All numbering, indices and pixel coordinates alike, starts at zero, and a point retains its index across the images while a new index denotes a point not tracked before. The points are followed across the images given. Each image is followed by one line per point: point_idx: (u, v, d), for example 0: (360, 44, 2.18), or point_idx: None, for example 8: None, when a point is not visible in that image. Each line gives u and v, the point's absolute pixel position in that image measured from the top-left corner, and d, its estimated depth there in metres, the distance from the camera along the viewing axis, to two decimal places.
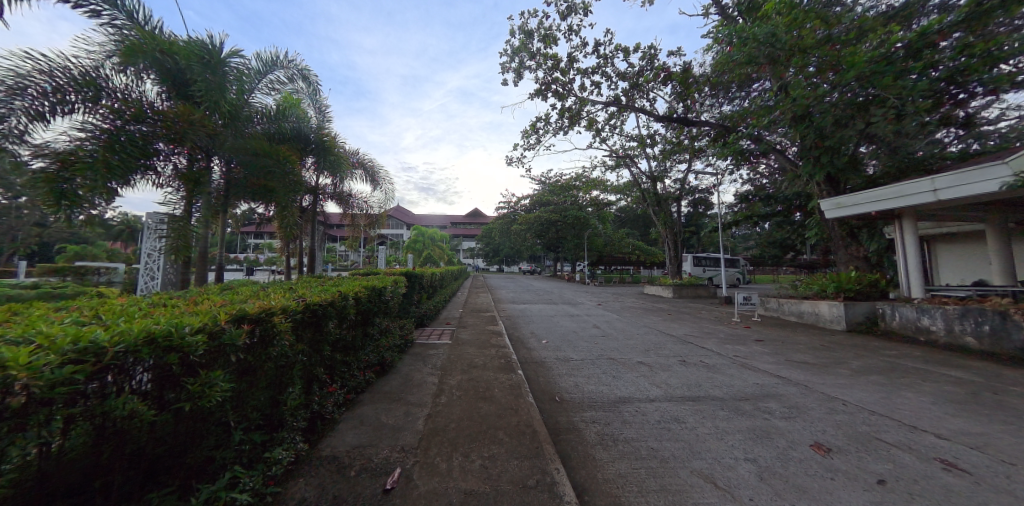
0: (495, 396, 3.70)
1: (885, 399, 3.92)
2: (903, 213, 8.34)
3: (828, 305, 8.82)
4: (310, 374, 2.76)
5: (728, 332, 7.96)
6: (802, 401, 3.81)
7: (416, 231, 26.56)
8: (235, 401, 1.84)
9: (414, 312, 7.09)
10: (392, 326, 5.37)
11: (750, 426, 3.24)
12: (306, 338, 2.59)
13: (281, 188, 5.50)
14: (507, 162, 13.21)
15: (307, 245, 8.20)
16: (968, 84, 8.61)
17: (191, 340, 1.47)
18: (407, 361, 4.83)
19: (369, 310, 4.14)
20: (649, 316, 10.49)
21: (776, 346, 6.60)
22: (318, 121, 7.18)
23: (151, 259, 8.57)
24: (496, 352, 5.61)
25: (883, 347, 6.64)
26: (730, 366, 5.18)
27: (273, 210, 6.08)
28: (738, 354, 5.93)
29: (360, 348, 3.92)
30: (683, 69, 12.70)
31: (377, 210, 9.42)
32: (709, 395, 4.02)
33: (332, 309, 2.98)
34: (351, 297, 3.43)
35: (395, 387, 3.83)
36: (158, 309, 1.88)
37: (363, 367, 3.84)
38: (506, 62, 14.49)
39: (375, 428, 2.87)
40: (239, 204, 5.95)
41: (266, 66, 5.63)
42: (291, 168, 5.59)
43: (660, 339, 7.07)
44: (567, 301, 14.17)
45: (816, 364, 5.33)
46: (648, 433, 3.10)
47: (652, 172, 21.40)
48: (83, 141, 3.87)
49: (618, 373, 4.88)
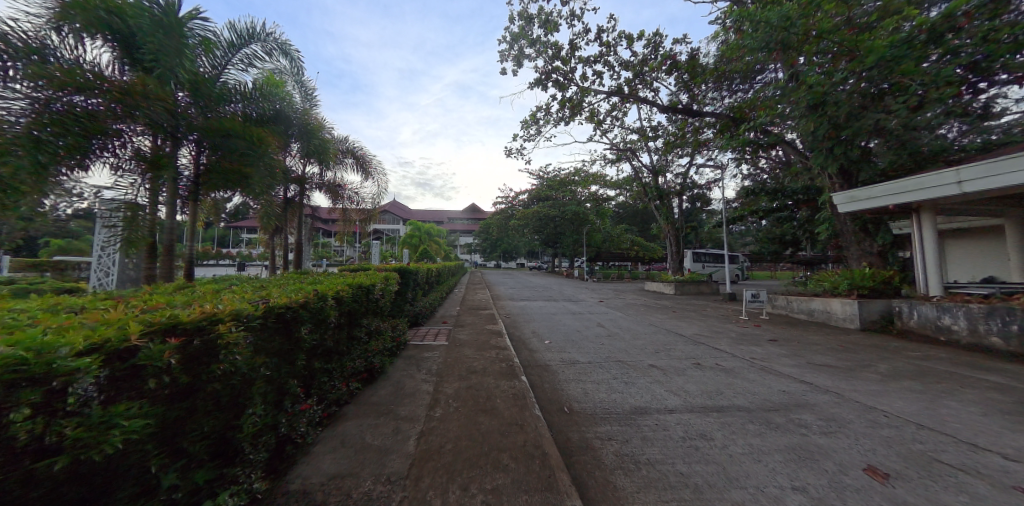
0: (498, 408, 3.28)
1: (929, 409, 3.54)
2: (921, 206, 7.97)
3: (841, 303, 8.48)
4: (281, 390, 2.31)
5: (738, 330, 7.62)
6: (838, 413, 3.42)
7: (412, 226, 26.05)
8: (163, 439, 1.39)
9: (407, 311, 6.67)
10: (384, 327, 4.93)
11: (788, 444, 2.84)
12: (273, 345, 2.14)
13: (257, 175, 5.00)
14: (507, 153, 12.76)
15: (293, 240, 7.68)
16: (990, 72, 8.23)
17: (75, 366, 1.01)
18: (398, 366, 4.40)
19: (354, 310, 3.70)
20: (653, 313, 10.13)
21: (792, 346, 6.23)
22: (302, 105, 6.67)
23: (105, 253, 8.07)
24: (497, 354, 5.20)
25: (904, 347, 6.29)
26: (749, 370, 4.80)
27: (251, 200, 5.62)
28: (755, 356, 5.55)
29: (344, 354, 3.48)
30: (689, 58, 12.27)
31: (370, 203, 8.89)
32: (734, 405, 3.62)
33: (306, 311, 2.51)
34: (331, 297, 2.97)
35: (384, 398, 3.41)
36: (57, 316, 1.42)
37: (347, 376, 3.40)
38: (505, 51, 14.01)
39: (358, 452, 2.44)
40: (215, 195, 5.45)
41: (241, 39, 5.09)
42: (268, 152, 5.09)
43: (669, 339, 6.68)
44: (568, 298, 13.80)
45: (840, 368, 4.96)
46: (674, 454, 2.69)
47: (654, 165, 21.01)
48: (14, 113, 3.35)
49: (629, 379, 4.48)
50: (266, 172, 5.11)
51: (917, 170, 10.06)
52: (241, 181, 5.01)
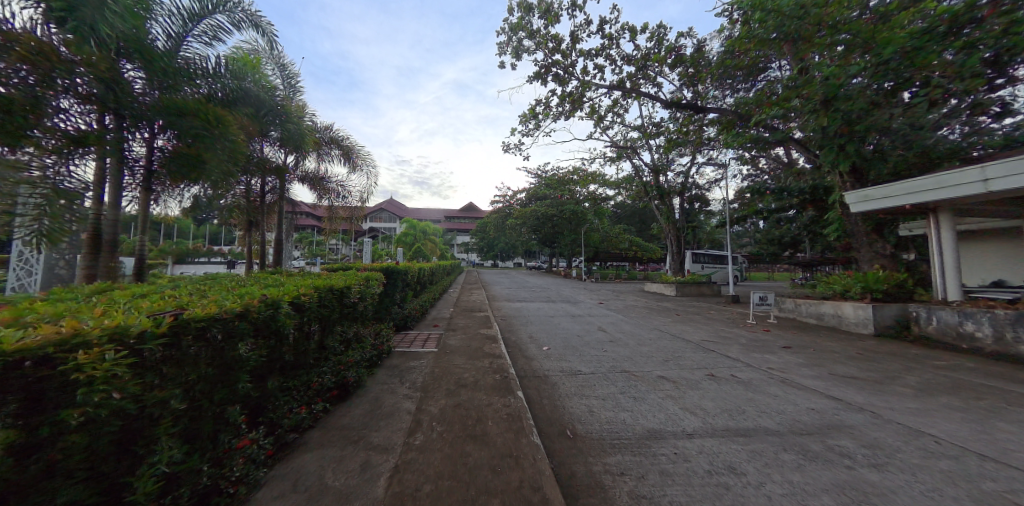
0: (489, 434, 2.79)
1: (982, 432, 3.09)
2: (939, 206, 7.58)
3: (853, 307, 8.08)
4: (209, 424, 1.81)
5: (747, 336, 7.20)
6: (881, 437, 2.96)
7: (407, 224, 25.50)
8: None
9: (394, 314, 6.17)
10: (364, 333, 4.43)
11: (833, 481, 2.38)
12: (193, 369, 1.64)
13: (216, 164, 4.45)
14: (505, 149, 12.29)
15: (273, 237, 7.14)
16: (1011, 66, 7.85)
17: None
18: (379, 379, 3.92)
19: (321, 316, 3.19)
20: (656, 316, 9.69)
21: (809, 354, 5.81)
22: (280, 90, 6.14)
23: (25, 253, 7.25)
24: (490, 364, 4.72)
25: (927, 356, 5.88)
26: (769, 383, 4.34)
27: (209, 191, 5.10)
28: (771, 365, 5.11)
29: (309, 369, 2.98)
30: (693, 51, 11.87)
31: (359, 198, 8.37)
32: (761, 428, 3.16)
33: (248, 322, 2.01)
34: (288, 303, 2.47)
35: (356, 420, 2.91)
36: None
37: (313, 394, 2.91)
38: (503, 43, 13.55)
39: (311, 498, 1.94)
40: (173, 191, 4.97)
41: (203, 9, 4.55)
42: (231, 138, 4.54)
43: (676, 346, 6.23)
44: (566, 299, 13.36)
45: (867, 380, 4.52)
46: (699, 495, 2.21)
47: (654, 164, 20.64)
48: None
49: (638, 393, 4.02)
50: (227, 161, 4.57)
51: (930, 168, 9.68)
52: (199, 171, 4.46)
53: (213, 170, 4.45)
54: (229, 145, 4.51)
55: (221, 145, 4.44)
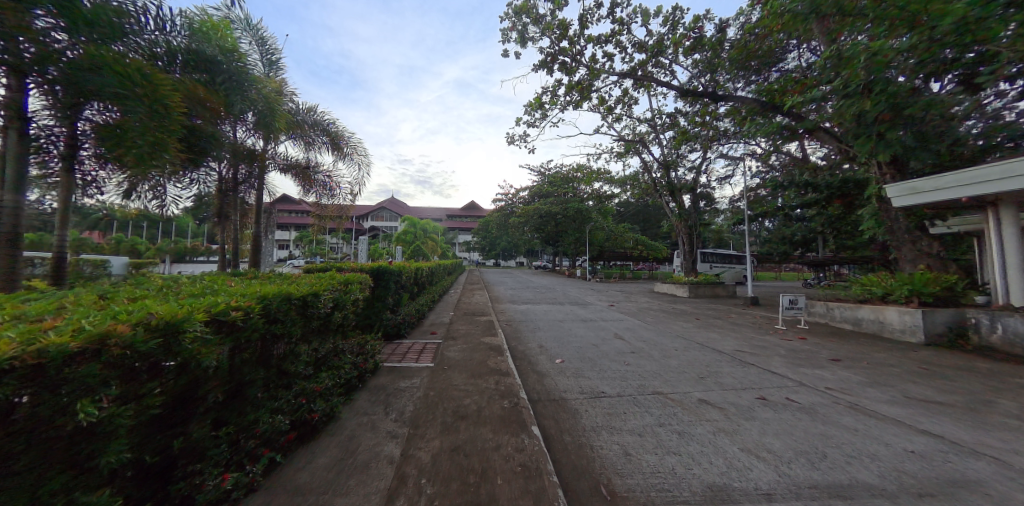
0: (498, 502, 1.99)
1: None
2: (999, 199, 6.72)
3: (897, 312, 7.25)
4: None
5: (783, 345, 6.39)
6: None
7: (407, 223, 24.79)
8: None
9: (382, 321, 5.42)
10: (342, 350, 3.64)
11: None
12: None
13: (147, 141, 3.42)
14: (510, 140, 11.52)
15: (250, 233, 6.37)
16: None
17: None
18: (359, 408, 3.13)
19: (274, 334, 2.40)
20: (675, 321, 8.90)
21: (866, 370, 4.98)
22: (255, 65, 5.36)
23: None
24: (497, 384, 3.93)
25: (1003, 371, 5.05)
26: (839, 411, 3.52)
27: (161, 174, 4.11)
28: (830, 385, 4.29)
29: (250, 409, 2.19)
30: (711, 35, 11.07)
31: (349, 193, 7.54)
32: (859, 484, 2.35)
33: (110, 364, 1.21)
34: (204, 324, 1.68)
35: (316, 479, 2.12)
36: None
37: (258, 443, 2.13)
38: (506, 30, 12.78)
39: None
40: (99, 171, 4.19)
41: None
42: (165, 107, 3.46)
43: (708, 358, 5.42)
44: (574, 301, 12.59)
45: (956, 406, 3.69)
46: None
47: (664, 159, 19.82)
48: None
49: (681, 426, 3.21)
50: (166, 138, 3.56)
51: (977, 159, 8.79)
52: (128, 148, 3.47)
53: (141, 148, 3.42)
54: (168, 123, 3.52)
55: (156, 123, 3.45)
